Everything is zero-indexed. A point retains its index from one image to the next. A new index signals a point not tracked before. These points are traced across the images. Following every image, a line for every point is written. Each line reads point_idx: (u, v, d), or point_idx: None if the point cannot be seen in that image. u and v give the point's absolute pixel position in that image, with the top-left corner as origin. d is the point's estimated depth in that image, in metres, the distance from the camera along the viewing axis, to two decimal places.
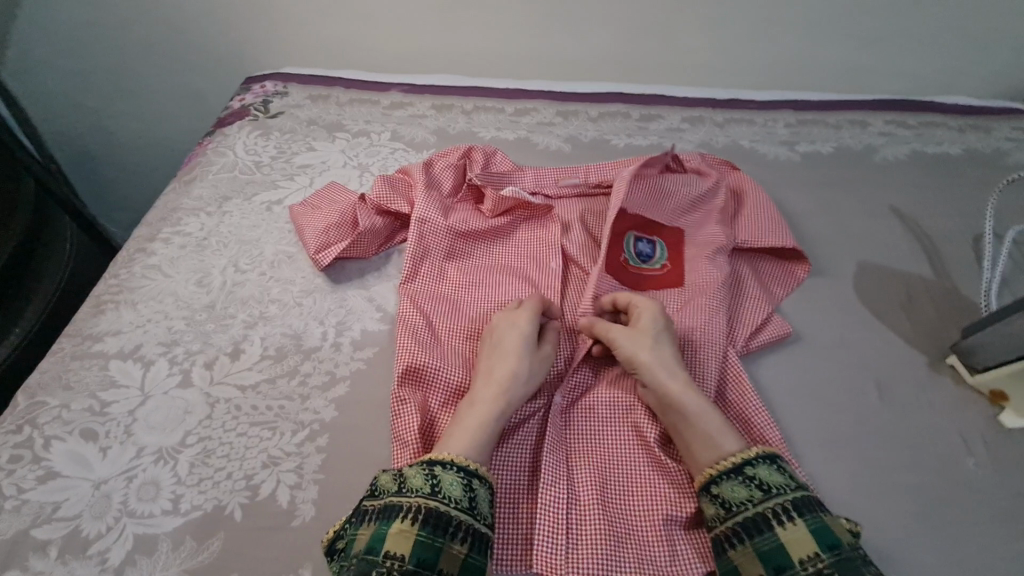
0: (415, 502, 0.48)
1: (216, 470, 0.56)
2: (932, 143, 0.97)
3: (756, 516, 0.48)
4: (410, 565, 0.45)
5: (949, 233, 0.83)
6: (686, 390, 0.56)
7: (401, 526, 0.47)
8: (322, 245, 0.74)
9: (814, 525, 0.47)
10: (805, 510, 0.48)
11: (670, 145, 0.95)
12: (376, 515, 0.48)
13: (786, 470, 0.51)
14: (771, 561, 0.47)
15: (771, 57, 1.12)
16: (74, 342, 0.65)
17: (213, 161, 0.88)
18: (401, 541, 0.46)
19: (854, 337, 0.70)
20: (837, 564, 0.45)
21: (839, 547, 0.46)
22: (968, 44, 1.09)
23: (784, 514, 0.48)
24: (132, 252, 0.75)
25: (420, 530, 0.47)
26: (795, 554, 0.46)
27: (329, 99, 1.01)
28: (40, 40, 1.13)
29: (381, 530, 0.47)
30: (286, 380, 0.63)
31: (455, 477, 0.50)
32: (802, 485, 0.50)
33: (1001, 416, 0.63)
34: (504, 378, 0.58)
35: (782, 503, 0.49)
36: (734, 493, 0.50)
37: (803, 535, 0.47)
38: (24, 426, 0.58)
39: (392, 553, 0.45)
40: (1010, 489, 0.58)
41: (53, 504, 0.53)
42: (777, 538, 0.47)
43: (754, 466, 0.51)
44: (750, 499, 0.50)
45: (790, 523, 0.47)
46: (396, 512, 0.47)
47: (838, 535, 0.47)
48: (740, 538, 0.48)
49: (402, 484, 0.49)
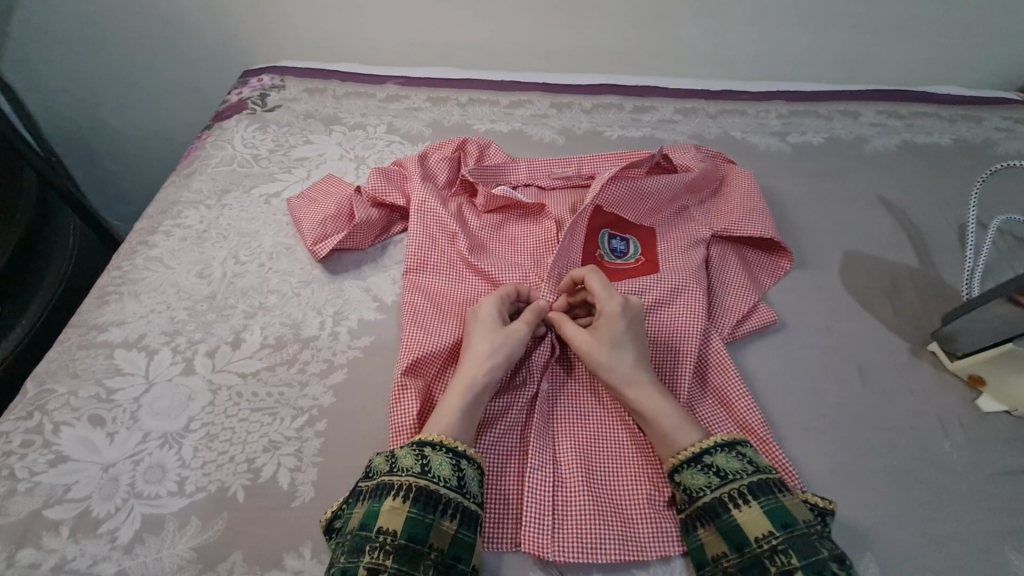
0: (405, 481, 0.50)
1: (219, 453, 0.58)
2: (922, 133, 0.99)
3: (714, 501, 0.51)
4: (401, 540, 0.47)
5: (936, 223, 0.84)
6: (640, 393, 0.58)
7: (393, 503, 0.49)
8: (320, 236, 0.76)
9: (768, 506, 0.50)
10: (760, 493, 0.50)
11: (663, 137, 0.96)
12: (371, 494, 0.50)
13: (745, 456, 0.53)
14: (730, 541, 0.49)
15: (765, 48, 1.12)
16: (79, 332, 0.67)
17: (212, 154, 0.90)
18: (393, 517, 0.48)
19: (838, 325, 0.72)
20: (790, 542, 0.47)
21: (793, 525, 0.48)
22: (961, 33, 1.09)
23: (740, 497, 0.51)
24: (134, 245, 0.77)
25: (411, 507, 0.49)
26: (751, 534, 0.49)
27: (325, 92, 1.02)
28: (39, 33, 1.14)
29: (375, 507, 0.49)
30: (286, 367, 0.65)
31: (445, 457, 0.52)
32: (761, 469, 0.52)
33: (978, 400, 0.65)
34: (471, 361, 0.60)
35: (739, 487, 0.51)
36: (694, 480, 0.53)
37: (758, 516, 0.49)
38: (34, 413, 0.60)
39: (385, 529, 0.48)
40: (983, 469, 0.60)
41: (64, 486, 0.55)
42: (735, 520, 0.50)
43: (712, 454, 0.53)
44: (707, 485, 0.52)
45: (745, 505, 0.50)
46: (388, 490, 0.50)
47: (792, 514, 0.49)
48: (702, 521, 0.51)
49: (393, 464, 0.52)
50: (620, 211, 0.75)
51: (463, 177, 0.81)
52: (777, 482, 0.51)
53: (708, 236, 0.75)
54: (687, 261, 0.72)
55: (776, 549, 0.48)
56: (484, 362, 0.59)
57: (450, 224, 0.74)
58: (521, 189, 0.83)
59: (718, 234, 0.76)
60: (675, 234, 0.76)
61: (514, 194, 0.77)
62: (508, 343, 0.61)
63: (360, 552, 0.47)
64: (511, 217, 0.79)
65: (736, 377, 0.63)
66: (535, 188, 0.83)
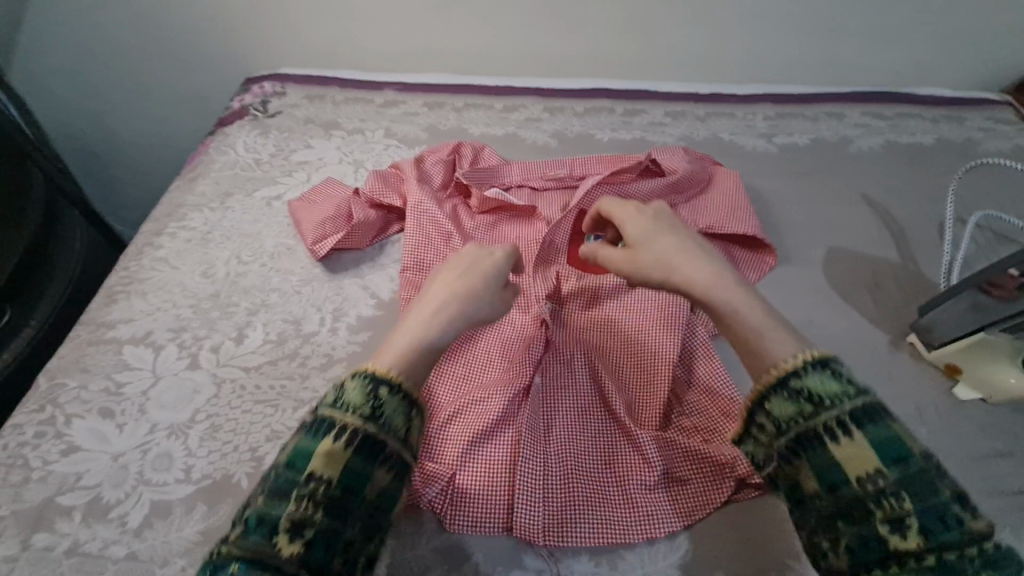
0: (350, 423, 0.46)
1: (223, 443, 0.61)
2: (905, 133, 1.01)
3: (810, 432, 0.47)
4: (332, 490, 0.44)
5: (917, 219, 0.87)
6: (710, 280, 0.58)
7: (330, 447, 0.45)
8: (319, 236, 0.79)
9: (876, 437, 0.46)
10: (865, 422, 0.46)
11: (652, 140, 0.99)
12: (306, 431, 0.46)
13: (841, 377, 0.49)
14: (827, 477, 0.46)
15: (752, 52, 1.15)
16: (89, 329, 0.70)
17: (215, 159, 0.93)
18: (327, 463, 0.44)
19: (821, 318, 0.74)
20: (902, 480, 0.44)
21: (908, 459, 0.44)
22: (944, 36, 1.12)
23: (840, 428, 0.47)
24: (141, 246, 0.80)
25: (351, 455, 0.45)
26: (853, 469, 0.45)
27: (325, 98, 1.05)
28: (48, 42, 1.18)
29: (308, 446, 0.45)
30: (287, 362, 0.68)
31: (398, 402, 0.48)
32: (861, 392, 0.48)
33: (955, 389, 0.67)
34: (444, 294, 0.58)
35: (840, 416, 0.47)
36: (782, 411, 0.49)
37: (862, 450, 0.45)
38: (47, 406, 0.63)
39: (317, 475, 0.44)
40: (960, 455, 0.62)
41: (75, 474, 0.58)
42: (834, 454, 0.46)
43: (802, 377, 0.49)
44: (800, 414, 0.48)
45: (846, 437, 0.46)
46: (326, 431, 0.46)
47: (905, 447, 0.45)
48: (791, 456, 0.49)
49: (340, 400, 0.47)
50: None
51: (457, 181, 0.84)
52: (879, 407, 0.47)
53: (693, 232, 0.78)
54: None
55: (883, 489, 0.44)
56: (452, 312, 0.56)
57: (445, 224, 0.76)
58: (514, 190, 0.85)
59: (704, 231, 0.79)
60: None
61: (505, 197, 0.80)
62: (472, 297, 0.58)
63: (285, 497, 0.43)
64: (505, 218, 0.82)
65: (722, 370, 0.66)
66: (529, 188, 0.85)
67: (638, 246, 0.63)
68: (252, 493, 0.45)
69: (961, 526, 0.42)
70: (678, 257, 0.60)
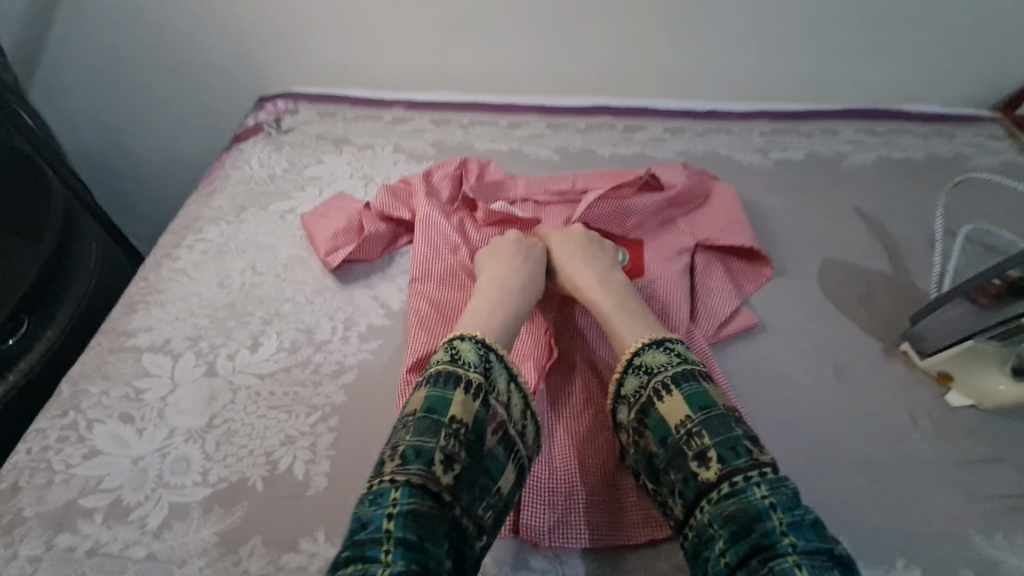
0: (474, 377, 0.56)
1: (239, 447, 0.63)
2: (897, 149, 1.05)
3: (644, 400, 0.58)
4: (470, 433, 0.53)
5: (909, 231, 0.90)
6: (591, 280, 0.71)
7: (464, 397, 0.54)
8: (331, 248, 0.81)
9: (688, 393, 0.56)
10: (683, 380, 0.57)
11: (652, 155, 1.02)
12: (433, 383, 0.55)
13: (669, 352, 0.60)
14: (659, 433, 0.56)
15: (748, 70, 1.19)
16: (109, 337, 0.73)
17: (230, 174, 0.96)
18: (463, 410, 0.53)
19: (817, 327, 0.77)
20: (704, 422, 0.54)
21: (711, 407, 0.55)
22: (933, 56, 1.16)
23: (664, 389, 0.57)
24: (159, 258, 0.83)
25: (480, 406, 0.54)
26: (673, 421, 0.55)
27: (336, 116, 1.09)
28: (69, 61, 1.22)
29: (443, 395, 0.54)
30: (300, 369, 0.70)
31: (503, 373, 0.58)
32: (684, 362, 0.59)
33: (947, 395, 0.69)
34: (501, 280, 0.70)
35: (664, 380, 0.58)
36: (630, 386, 0.60)
37: (679, 403, 0.56)
38: (69, 411, 0.65)
39: (456, 418, 0.53)
40: (952, 460, 0.64)
41: (97, 477, 0.60)
42: (661, 412, 0.56)
43: (641, 356, 0.61)
44: (641, 386, 0.59)
45: (668, 395, 0.56)
46: (456, 383, 0.55)
47: (709, 398, 0.56)
48: (640, 425, 0.58)
49: (457, 358, 0.57)
50: (606, 228, 0.83)
51: (464, 196, 0.87)
52: (697, 370, 0.58)
53: (690, 245, 0.81)
54: (670, 269, 0.78)
55: (692, 432, 0.54)
56: (511, 278, 0.70)
57: (452, 238, 0.80)
58: (519, 205, 0.88)
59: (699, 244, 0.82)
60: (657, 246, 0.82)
61: (510, 210, 0.83)
62: (519, 268, 0.72)
63: (434, 435, 0.51)
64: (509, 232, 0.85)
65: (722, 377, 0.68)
66: (533, 204, 0.88)
67: (555, 250, 0.76)
68: (396, 436, 0.52)
69: (749, 456, 0.52)
70: (586, 260, 0.74)
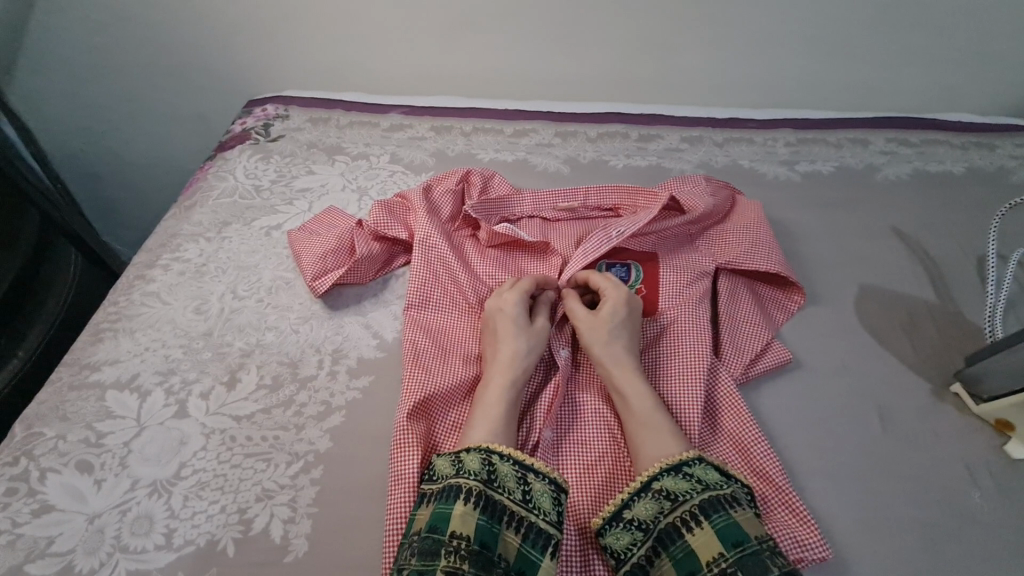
0: (472, 485, 0.51)
1: (209, 503, 0.55)
2: (934, 161, 0.97)
3: (662, 529, 0.51)
4: (475, 545, 0.48)
5: (952, 255, 0.82)
6: (636, 371, 0.62)
7: (464, 507, 0.50)
8: (320, 272, 0.74)
9: (719, 525, 0.49)
10: (712, 511, 0.50)
11: (669, 167, 0.95)
12: (437, 496, 0.51)
13: (692, 475, 0.53)
14: (684, 567, 0.48)
15: (770, 74, 1.11)
16: (71, 371, 0.65)
17: (213, 186, 0.89)
18: (464, 522, 0.49)
19: (856, 364, 0.69)
20: (739, 562, 0.47)
21: (744, 543, 0.48)
22: (970, 60, 1.08)
23: (692, 520, 0.50)
24: (131, 279, 0.76)
25: (482, 514, 0.49)
26: (703, 557, 0.48)
27: (328, 122, 1.02)
28: (47, 63, 1.15)
29: (444, 509, 0.50)
30: (282, 410, 0.63)
31: (511, 470, 0.53)
32: (711, 486, 0.52)
33: (1007, 446, 0.62)
34: (507, 358, 0.62)
35: (690, 509, 0.50)
36: (646, 512, 0.52)
37: (709, 538, 0.49)
38: (21, 458, 0.58)
39: (457, 533, 0.48)
40: (1016, 523, 0.56)
41: (46, 539, 0.53)
42: (688, 545, 0.49)
43: (659, 479, 0.53)
44: (660, 512, 0.52)
45: (697, 528, 0.49)
46: (456, 494, 0.50)
47: (744, 531, 0.48)
48: (654, 555, 0.51)
49: (458, 467, 0.53)
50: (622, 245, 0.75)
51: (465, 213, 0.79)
52: (727, 496, 0.51)
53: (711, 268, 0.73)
54: (688, 296, 0.70)
55: (725, 571, 0.47)
56: (512, 359, 0.62)
57: (450, 263, 0.72)
58: (524, 222, 0.81)
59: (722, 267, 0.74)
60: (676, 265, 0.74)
61: (515, 232, 0.75)
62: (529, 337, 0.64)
63: (436, 557, 0.47)
64: (516, 252, 0.77)
65: (750, 421, 0.61)
66: (540, 219, 0.81)
67: (589, 321, 0.66)
68: (400, 559, 0.49)
69: None
70: (621, 346, 0.64)
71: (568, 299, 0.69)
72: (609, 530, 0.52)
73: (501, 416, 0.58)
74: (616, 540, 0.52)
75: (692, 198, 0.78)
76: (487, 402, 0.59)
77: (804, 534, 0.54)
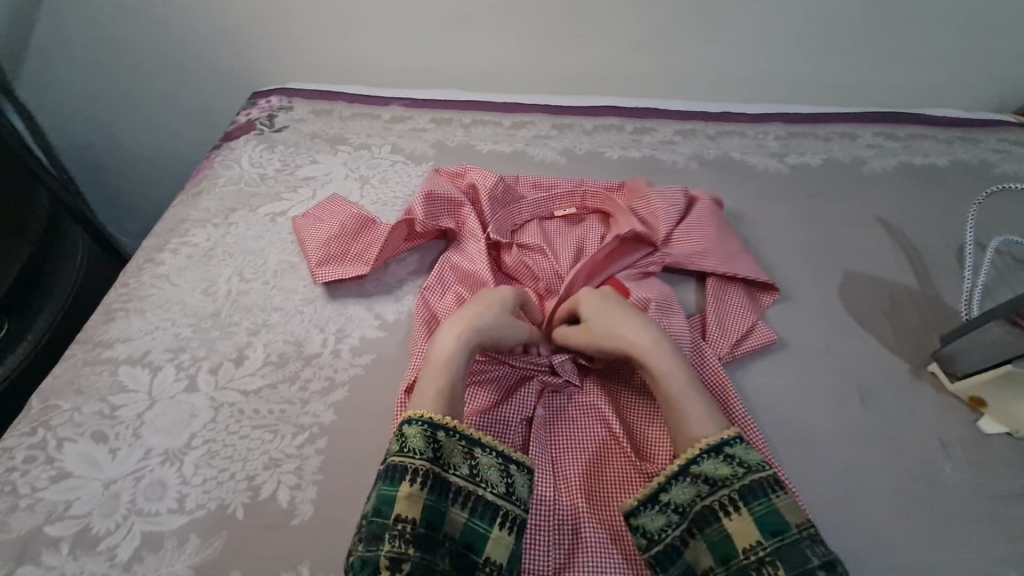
0: (417, 466, 0.53)
1: (220, 470, 0.58)
2: (919, 154, 1.00)
3: (701, 513, 0.53)
4: (420, 528, 0.51)
5: (934, 244, 0.85)
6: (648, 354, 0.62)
7: (408, 489, 0.52)
8: (324, 259, 0.77)
9: (760, 512, 0.52)
10: (752, 498, 0.52)
11: (662, 159, 0.98)
12: (382, 475, 0.53)
13: (733, 458, 0.55)
14: (719, 550, 0.51)
15: (762, 71, 1.14)
16: (85, 348, 0.68)
17: (219, 174, 0.92)
18: (409, 506, 0.51)
19: (838, 346, 0.72)
20: (779, 548, 0.50)
21: (784, 531, 0.50)
22: (956, 57, 1.11)
23: (731, 505, 0.52)
24: (141, 262, 0.78)
25: (427, 496, 0.52)
26: (740, 542, 0.51)
27: (332, 113, 1.04)
28: (55, 55, 1.18)
29: (388, 492, 0.52)
30: (288, 385, 0.65)
31: (456, 446, 0.55)
32: (751, 471, 0.54)
33: (980, 421, 0.65)
34: (476, 325, 0.63)
35: (729, 495, 0.53)
36: (682, 495, 0.54)
37: (748, 524, 0.51)
38: (38, 429, 0.61)
39: (402, 517, 0.51)
40: (986, 492, 0.60)
41: (64, 503, 0.55)
42: (725, 529, 0.52)
43: (698, 463, 0.55)
44: (698, 495, 0.54)
45: (736, 513, 0.52)
46: (400, 476, 0.52)
47: (786, 519, 0.51)
48: (689, 535, 0.53)
49: (403, 445, 0.54)
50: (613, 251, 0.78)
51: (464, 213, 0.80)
52: (770, 482, 0.53)
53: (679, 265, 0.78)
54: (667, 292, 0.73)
55: (762, 558, 0.49)
56: (483, 328, 0.63)
57: (445, 260, 0.76)
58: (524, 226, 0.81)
59: (692, 273, 0.80)
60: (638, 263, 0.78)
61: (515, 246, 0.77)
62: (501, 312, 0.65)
63: (381, 541, 0.50)
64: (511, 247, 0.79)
65: (734, 396, 0.64)
66: (537, 222, 0.82)
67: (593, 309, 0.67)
68: (349, 541, 0.51)
69: None
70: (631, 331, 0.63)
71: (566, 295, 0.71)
72: (644, 512, 0.54)
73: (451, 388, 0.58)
74: (651, 521, 0.54)
75: (679, 206, 0.82)
76: (440, 370, 0.59)
77: None
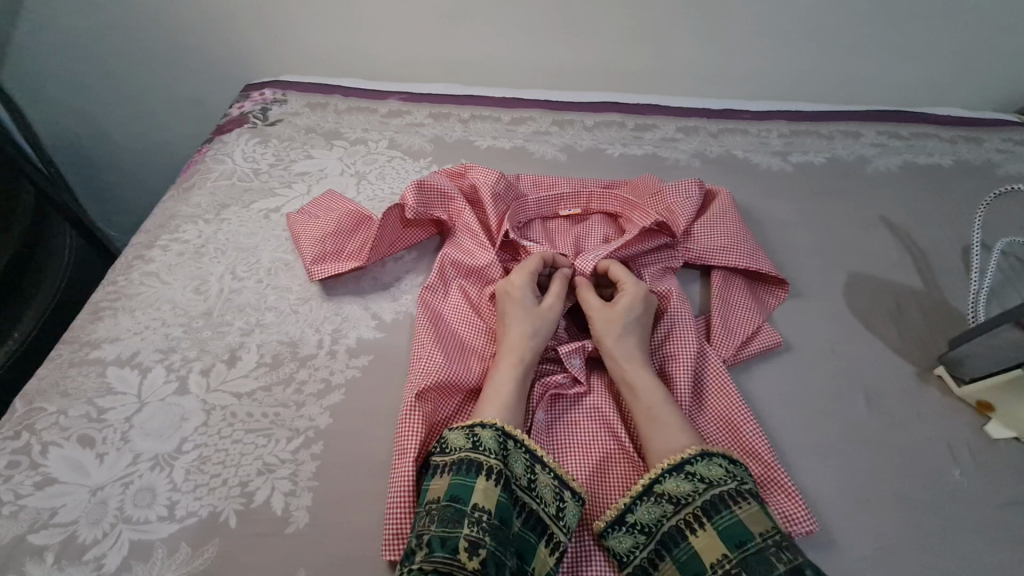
0: (492, 463, 0.52)
1: (212, 476, 0.56)
2: (923, 153, 0.99)
3: (665, 533, 0.52)
4: (495, 520, 0.50)
5: (938, 245, 0.84)
6: (638, 369, 0.63)
7: (486, 482, 0.51)
8: (319, 258, 0.75)
9: (722, 526, 0.50)
10: (714, 512, 0.51)
11: (665, 156, 0.96)
12: (454, 468, 0.53)
13: (695, 474, 0.53)
14: (688, 569, 0.50)
15: (764, 68, 1.13)
16: (71, 349, 0.66)
17: (211, 169, 0.89)
18: (486, 496, 0.51)
19: (844, 348, 0.71)
20: (743, 563, 0.48)
21: (748, 542, 0.49)
22: (961, 54, 1.10)
23: (695, 522, 0.51)
24: (130, 259, 0.76)
25: (503, 492, 0.51)
26: (706, 559, 0.49)
27: (327, 107, 1.02)
28: (39, 46, 1.14)
29: (465, 481, 0.51)
30: (282, 388, 0.63)
31: (522, 457, 0.55)
32: (712, 484, 0.52)
33: (987, 425, 0.64)
34: (517, 340, 0.64)
35: (693, 512, 0.51)
36: (648, 515, 0.53)
37: (712, 540, 0.50)
38: (22, 432, 0.58)
39: (480, 506, 0.50)
40: (994, 498, 0.59)
41: (50, 510, 0.53)
42: (692, 548, 0.50)
43: (661, 483, 0.54)
44: (663, 515, 0.53)
45: (700, 530, 0.50)
46: (477, 469, 0.52)
47: (748, 529, 0.49)
48: (661, 553, 0.52)
49: (476, 442, 0.54)
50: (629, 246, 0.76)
51: (460, 210, 0.78)
52: (732, 494, 0.51)
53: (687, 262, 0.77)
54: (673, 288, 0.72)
55: (729, 573, 0.48)
56: (524, 341, 0.64)
57: (443, 257, 0.74)
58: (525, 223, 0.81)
59: (698, 271, 0.79)
60: (644, 263, 0.77)
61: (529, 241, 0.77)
62: (541, 318, 0.67)
63: (458, 524, 0.49)
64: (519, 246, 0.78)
65: (738, 402, 0.62)
66: (539, 220, 0.81)
67: (601, 325, 0.66)
68: (419, 523, 0.50)
69: None
70: (628, 345, 0.65)
71: (581, 289, 0.72)
72: (612, 534, 0.53)
73: (507, 395, 0.59)
74: (619, 543, 0.53)
75: (691, 199, 0.79)
76: (497, 385, 0.60)
77: (792, 509, 0.56)
